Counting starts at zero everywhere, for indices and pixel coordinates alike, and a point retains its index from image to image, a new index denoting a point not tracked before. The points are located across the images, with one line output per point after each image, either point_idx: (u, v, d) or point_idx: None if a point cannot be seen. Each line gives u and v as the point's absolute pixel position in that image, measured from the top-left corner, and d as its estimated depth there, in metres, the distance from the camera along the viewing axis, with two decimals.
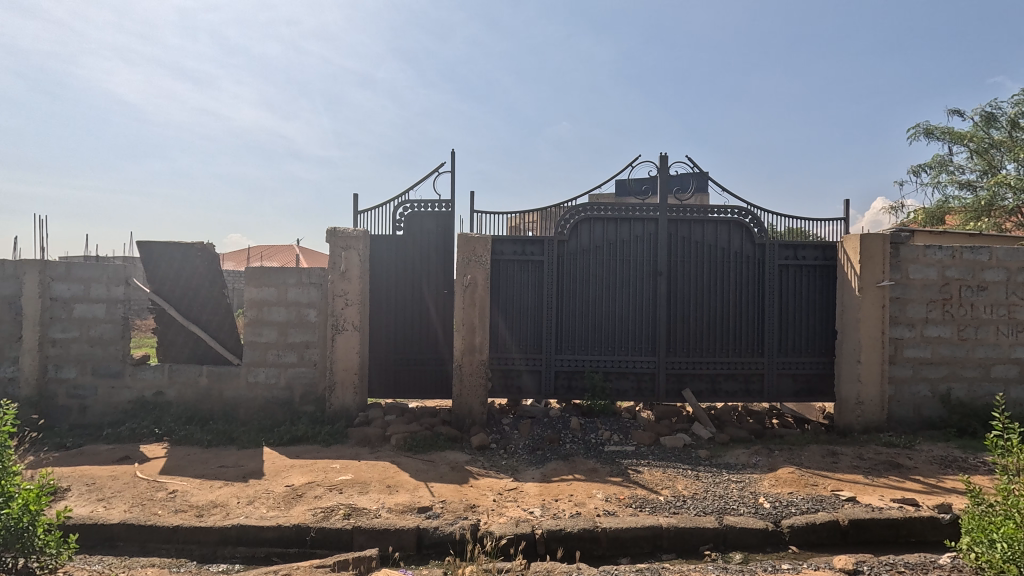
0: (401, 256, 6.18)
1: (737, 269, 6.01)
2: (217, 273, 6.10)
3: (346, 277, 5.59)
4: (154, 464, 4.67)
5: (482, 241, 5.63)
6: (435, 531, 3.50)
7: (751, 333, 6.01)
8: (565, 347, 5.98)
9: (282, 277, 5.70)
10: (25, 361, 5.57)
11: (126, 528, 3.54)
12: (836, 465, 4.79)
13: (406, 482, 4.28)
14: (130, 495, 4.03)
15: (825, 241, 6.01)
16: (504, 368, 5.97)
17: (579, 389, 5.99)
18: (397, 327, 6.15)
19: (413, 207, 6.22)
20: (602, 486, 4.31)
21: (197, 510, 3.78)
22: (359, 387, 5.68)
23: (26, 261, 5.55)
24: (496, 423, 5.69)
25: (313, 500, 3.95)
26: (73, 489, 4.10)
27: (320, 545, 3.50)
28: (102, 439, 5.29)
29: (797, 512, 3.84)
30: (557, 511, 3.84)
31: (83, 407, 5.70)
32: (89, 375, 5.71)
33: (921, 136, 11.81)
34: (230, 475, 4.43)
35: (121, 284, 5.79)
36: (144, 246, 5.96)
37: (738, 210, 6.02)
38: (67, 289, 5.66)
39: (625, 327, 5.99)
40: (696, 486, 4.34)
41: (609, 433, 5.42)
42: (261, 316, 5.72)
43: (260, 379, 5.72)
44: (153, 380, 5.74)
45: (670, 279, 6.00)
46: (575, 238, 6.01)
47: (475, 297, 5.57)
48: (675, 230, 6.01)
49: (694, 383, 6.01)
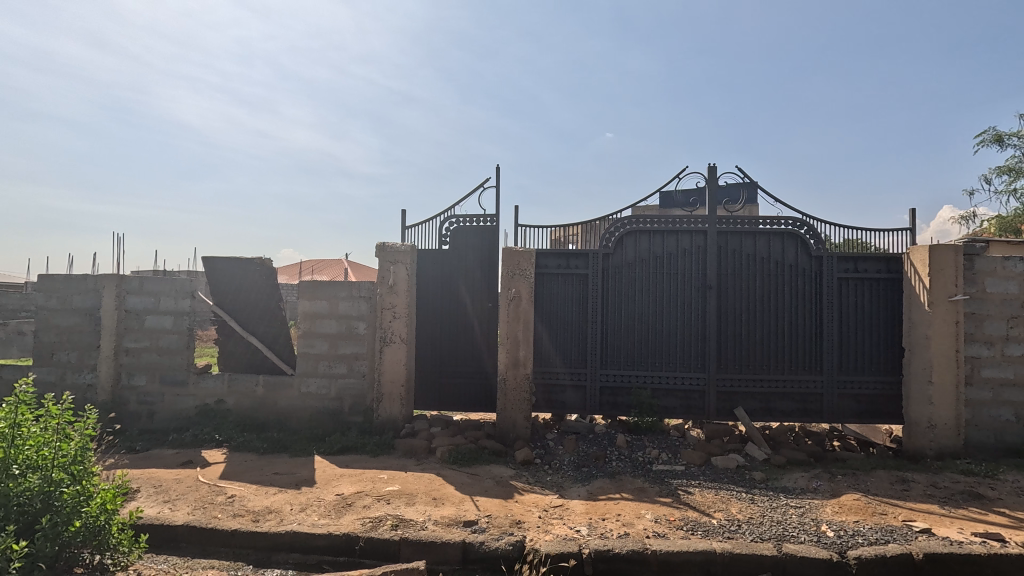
0: (445, 270, 6.29)
1: (791, 283, 5.76)
2: (273, 287, 6.38)
3: (393, 291, 5.74)
4: (215, 469, 4.90)
5: (526, 254, 5.66)
6: (481, 546, 3.47)
7: (808, 350, 5.73)
8: (610, 361, 5.88)
9: (333, 290, 5.91)
10: (103, 368, 6.00)
11: (189, 530, 3.71)
12: (907, 493, 4.45)
13: (452, 495, 4.30)
14: (193, 498, 4.23)
15: (888, 253, 5.68)
16: (549, 383, 5.92)
17: (625, 406, 5.85)
18: (441, 340, 6.24)
19: (459, 222, 6.32)
20: (651, 507, 4.18)
21: (253, 515, 3.92)
22: (406, 399, 5.78)
23: (105, 276, 6.03)
24: (541, 438, 5.66)
25: (362, 510, 4.03)
26: (142, 490, 4.35)
27: (369, 555, 3.55)
28: (168, 443, 5.60)
29: (865, 542, 3.59)
30: (604, 531, 3.75)
31: (152, 413, 6.06)
32: (157, 383, 6.07)
33: (991, 143, 11.05)
34: (284, 482, 4.58)
35: (187, 297, 6.10)
36: (208, 261, 6.33)
37: (793, 221, 5.79)
38: (140, 302, 6.08)
39: (674, 343, 5.84)
40: (751, 510, 4.14)
41: (657, 452, 5.28)
42: (313, 328, 5.93)
43: (312, 389, 5.92)
44: (214, 389, 6.03)
45: (720, 294, 5.82)
46: (620, 251, 5.94)
47: (519, 311, 5.59)
48: (725, 242, 5.84)
49: (747, 401, 5.77)
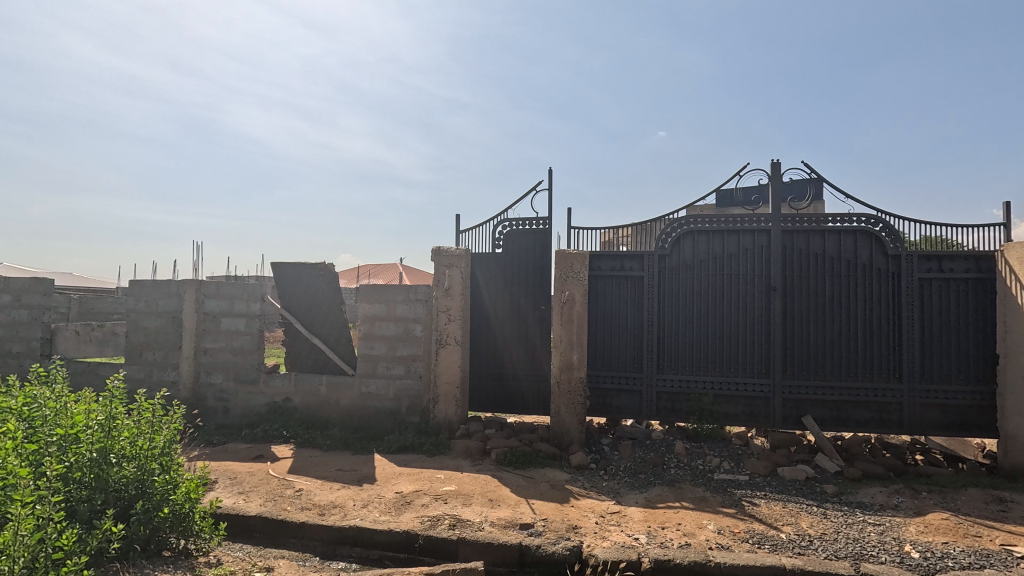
0: (499, 273, 6.35)
1: (865, 284, 5.40)
2: (335, 291, 6.69)
3: (449, 294, 5.85)
4: (283, 464, 5.16)
5: (580, 256, 5.62)
6: (538, 549, 3.46)
7: (885, 357, 5.34)
8: (667, 366, 5.73)
9: (391, 293, 6.11)
10: (184, 366, 6.48)
11: (261, 521, 3.93)
12: (1004, 515, 4.05)
13: (508, 497, 4.31)
14: (265, 491, 4.48)
15: (978, 251, 5.21)
16: (603, 388, 5.83)
17: (684, 412, 5.67)
18: (495, 343, 6.29)
19: (512, 225, 6.37)
20: (713, 517, 4.02)
21: (319, 509, 4.10)
22: (461, 401, 5.87)
23: (186, 281, 6.51)
24: (596, 443, 5.59)
25: (421, 508, 4.12)
26: (220, 481, 4.65)
27: (428, 553, 3.63)
28: (241, 438, 5.97)
29: (956, 566, 3.30)
30: (664, 540, 3.65)
31: (227, 409, 6.47)
32: (231, 381, 6.48)
33: None
34: (347, 478, 4.76)
35: (258, 300, 6.50)
36: (276, 267, 6.72)
37: (866, 218, 5.43)
38: (216, 305, 6.51)
39: (735, 347, 5.61)
40: (824, 525, 3.90)
41: (718, 460, 5.08)
42: (373, 330, 6.14)
43: (372, 389, 6.12)
44: (282, 387, 6.36)
45: (785, 296, 5.54)
46: (677, 252, 5.77)
47: (573, 314, 5.55)
48: (790, 241, 5.55)
49: (816, 410, 5.44)
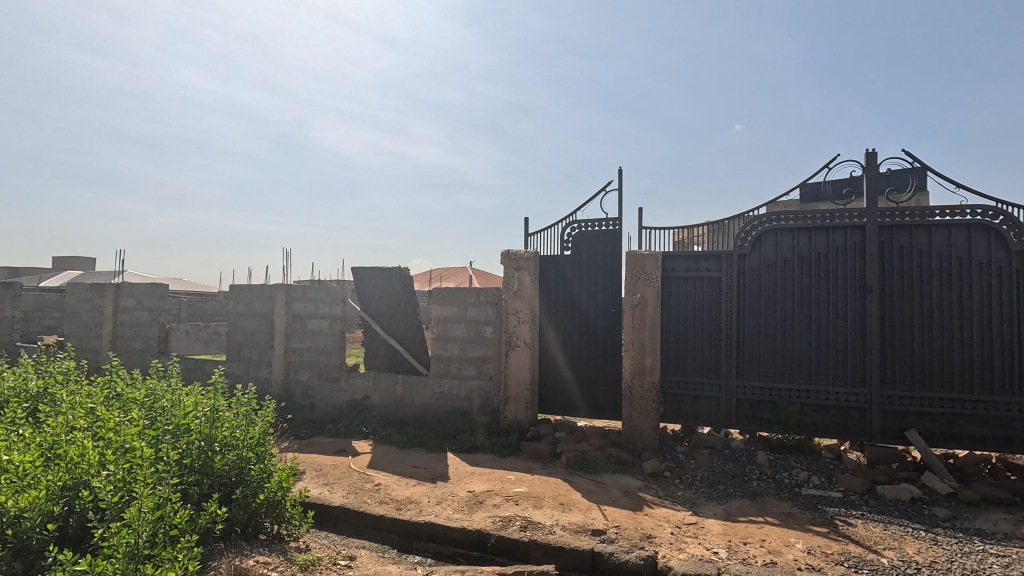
0: (568, 275, 6.31)
1: (981, 283, 4.81)
2: (410, 294, 6.95)
3: (518, 296, 5.90)
4: (363, 458, 5.44)
5: (652, 257, 5.46)
6: (610, 557, 3.39)
7: (1008, 366, 4.73)
8: (748, 372, 5.42)
9: (463, 296, 6.26)
10: (276, 364, 7.02)
11: (344, 512, 4.16)
12: None
13: (580, 502, 4.27)
14: (347, 483, 4.74)
15: None
16: (678, 393, 5.61)
17: (767, 422, 5.34)
18: (564, 345, 6.26)
19: (581, 227, 6.31)
20: (802, 536, 3.75)
21: (397, 504, 4.28)
22: (530, 403, 5.89)
23: (277, 286, 7.04)
24: (670, 450, 5.39)
25: (492, 508, 4.17)
26: (307, 473, 4.98)
27: (500, 553, 3.67)
28: (326, 432, 6.36)
29: None
30: (746, 556, 3.45)
31: (312, 405, 6.92)
32: (317, 378, 6.92)
33: None
34: (422, 475, 4.93)
35: (339, 303, 6.90)
36: (356, 271, 7.12)
37: (982, 210, 4.85)
38: (303, 307, 6.98)
39: (825, 353, 5.20)
40: (934, 552, 3.51)
41: (807, 474, 4.73)
42: (445, 332, 6.32)
43: (445, 389, 6.30)
44: (362, 386, 6.71)
45: (883, 297, 5.06)
46: (758, 251, 5.45)
47: (645, 317, 5.41)
48: (889, 237, 5.07)
49: (923, 424, 4.92)
